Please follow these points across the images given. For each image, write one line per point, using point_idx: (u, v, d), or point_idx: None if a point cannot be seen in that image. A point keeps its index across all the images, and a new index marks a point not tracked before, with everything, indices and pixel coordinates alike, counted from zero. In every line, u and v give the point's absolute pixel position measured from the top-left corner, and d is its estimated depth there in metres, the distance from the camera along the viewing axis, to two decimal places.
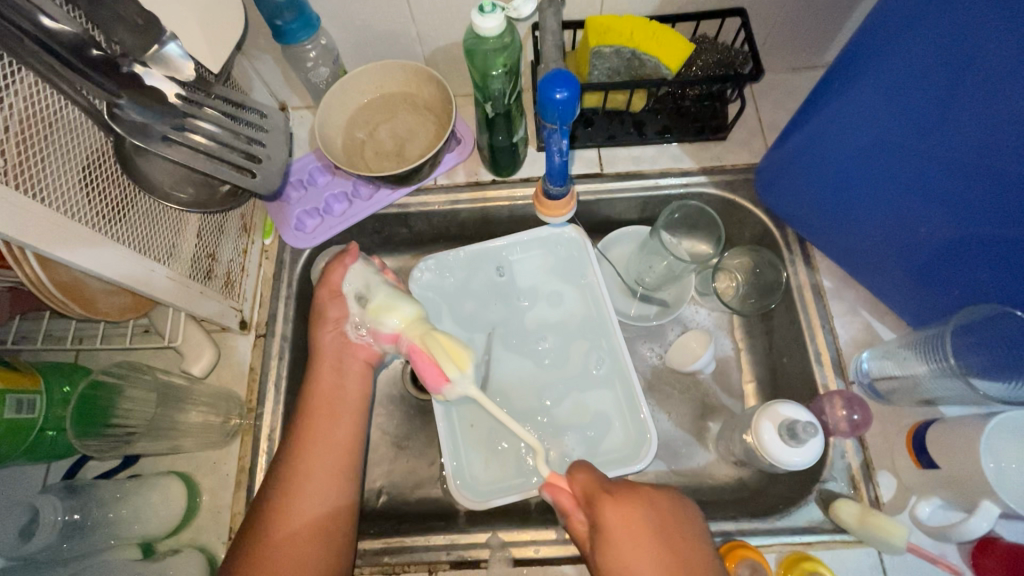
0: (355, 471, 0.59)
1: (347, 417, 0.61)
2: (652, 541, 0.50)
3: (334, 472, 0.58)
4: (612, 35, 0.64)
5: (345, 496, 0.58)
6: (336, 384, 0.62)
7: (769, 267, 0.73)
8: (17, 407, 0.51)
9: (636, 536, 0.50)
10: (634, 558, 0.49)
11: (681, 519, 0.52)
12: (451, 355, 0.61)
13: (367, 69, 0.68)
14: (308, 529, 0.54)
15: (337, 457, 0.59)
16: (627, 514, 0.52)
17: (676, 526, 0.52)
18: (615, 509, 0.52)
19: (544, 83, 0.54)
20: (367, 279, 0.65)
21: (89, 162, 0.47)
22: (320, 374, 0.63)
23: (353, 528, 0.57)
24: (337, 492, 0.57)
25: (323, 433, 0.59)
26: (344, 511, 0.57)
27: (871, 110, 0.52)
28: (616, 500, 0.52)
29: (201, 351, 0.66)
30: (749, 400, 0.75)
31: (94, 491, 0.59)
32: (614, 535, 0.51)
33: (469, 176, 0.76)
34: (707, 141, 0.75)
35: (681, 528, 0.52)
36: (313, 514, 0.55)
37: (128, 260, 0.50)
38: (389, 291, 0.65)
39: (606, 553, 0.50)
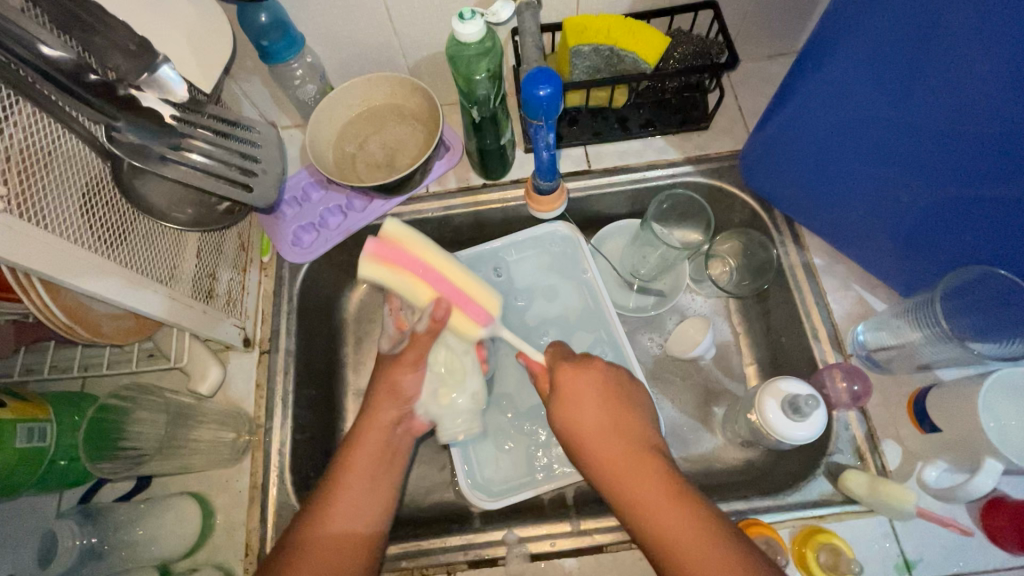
0: (383, 509, 0.59)
1: (389, 464, 0.62)
2: (601, 403, 0.57)
3: (357, 504, 0.58)
4: (589, 33, 0.66)
5: (371, 527, 0.57)
6: (378, 451, 0.62)
7: (760, 247, 0.74)
8: (28, 436, 0.51)
9: (581, 394, 0.57)
10: (579, 413, 0.56)
11: (631, 400, 0.58)
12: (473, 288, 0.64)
13: (354, 81, 0.70)
14: (331, 547, 0.54)
15: (366, 495, 0.59)
16: (580, 374, 0.58)
17: (621, 400, 0.57)
18: (569, 374, 0.58)
19: (527, 82, 0.56)
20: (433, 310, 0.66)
21: (88, 188, 0.48)
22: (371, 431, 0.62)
23: (375, 555, 0.57)
24: (362, 519, 0.57)
25: (353, 475, 0.59)
26: (369, 538, 0.57)
27: (845, 86, 0.53)
28: (571, 367, 0.59)
29: (206, 370, 0.66)
30: (752, 382, 0.76)
31: (110, 514, 0.59)
32: (562, 391, 0.58)
33: (460, 181, 0.77)
34: (690, 131, 0.77)
35: (629, 402, 0.58)
36: (338, 536, 0.55)
37: (132, 284, 0.50)
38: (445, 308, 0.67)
39: (556, 406, 0.58)
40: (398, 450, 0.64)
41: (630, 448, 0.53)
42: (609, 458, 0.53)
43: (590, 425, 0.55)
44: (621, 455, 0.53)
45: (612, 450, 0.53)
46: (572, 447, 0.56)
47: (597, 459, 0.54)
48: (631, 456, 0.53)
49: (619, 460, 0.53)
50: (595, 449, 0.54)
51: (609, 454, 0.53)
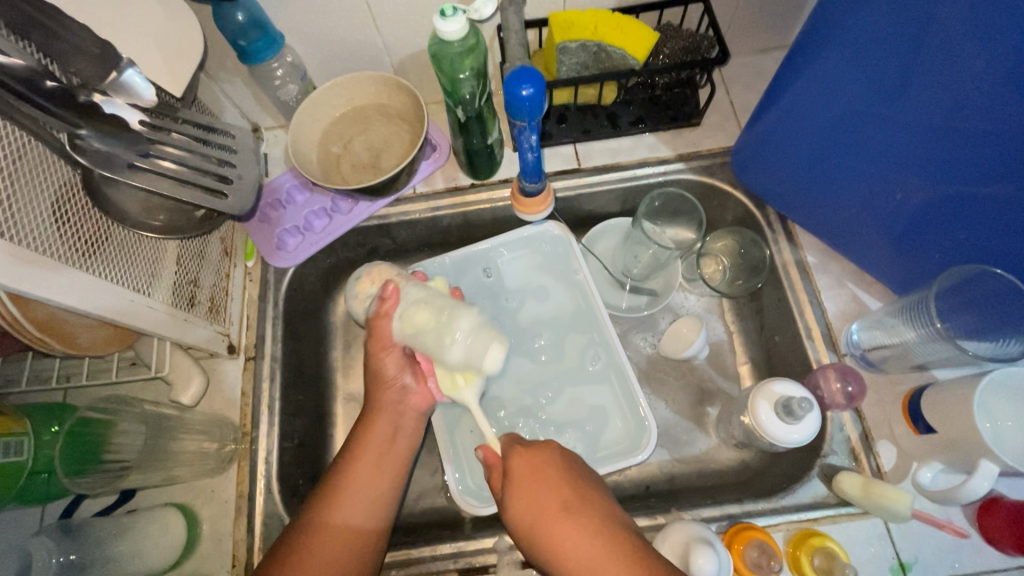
0: (387, 498, 0.60)
1: (392, 458, 0.62)
2: (560, 485, 0.55)
3: (361, 495, 0.59)
4: (576, 29, 0.65)
5: (374, 518, 0.59)
6: (388, 435, 0.63)
7: (754, 244, 0.72)
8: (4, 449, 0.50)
9: (539, 477, 0.56)
10: (536, 503, 0.54)
11: (579, 478, 0.56)
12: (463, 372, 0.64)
13: (337, 81, 0.68)
14: (339, 539, 0.56)
15: (372, 485, 0.60)
16: (534, 461, 0.57)
17: (578, 481, 0.56)
18: (523, 458, 0.57)
19: (510, 80, 0.54)
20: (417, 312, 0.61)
21: (59, 197, 0.47)
22: (377, 419, 0.63)
23: (378, 548, 0.58)
24: (364, 510, 0.58)
25: (360, 466, 0.60)
26: (371, 531, 0.58)
27: (838, 84, 0.52)
28: (524, 452, 0.58)
29: (189, 379, 0.65)
30: (746, 382, 0.75)
31: (90, 530, 0.57)
32: (517, 480, 0.56)
33: (447, 181, 0.76)
34: (682, 128, 0.76)
35: (583, 483, 0.56)
36: (341, 531, 0.56)
37: (109, 294, 0.49)
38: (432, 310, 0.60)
39: (512, 498, 0.55)
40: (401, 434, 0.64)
41: (593, 534, 0.51)
42: (562, 549, 0.51)
43: (546, 512, 0.53)
44: (580, 543, 0.50)
45: (567, 534, 0.51)
46: (534, 543, 0.52)
47: (556, 551, 0.51)
48: (589, 541, 0.50)
49: (586, 550, 0.50)
50: (557, 542, 0.51)
51: (564, 544, 0.51)
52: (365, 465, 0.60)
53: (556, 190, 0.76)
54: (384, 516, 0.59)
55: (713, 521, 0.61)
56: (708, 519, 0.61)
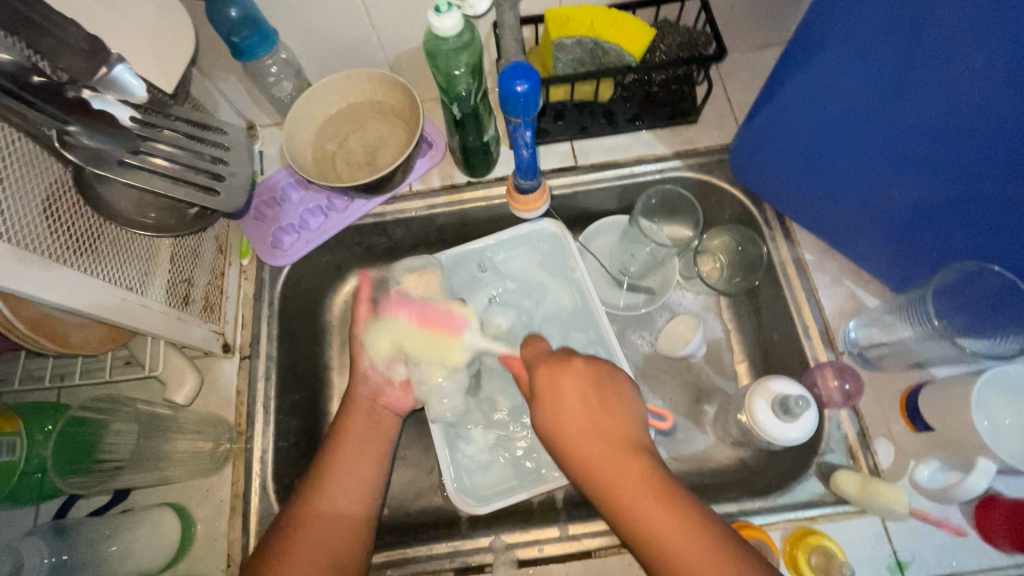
0: (375, 486, 0.59)
1: (376, 447, 0.62)
2: (591, 400, 0.52)
3: (348, 482, 0.58)
4: (573, 25, 0.65)
5: (364, 505, 0.58)
6: (370, 424, 0.63)
7: (751, 243, 0.72)
8: None
9: (565, 393, 0.52)
10: (567, 416, 0.51)
11: (613, 391, 0.53)
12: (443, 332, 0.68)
13: (331, 78, 0.68)
14: (325, 530, 0.54)
15: (356, 472, 0.59)
16: (560, 377, 0.53)
17: (611, 395, 0.52)
18: (549, 375, 0.53)
19: (503, 77, 0.54)
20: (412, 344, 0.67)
21: (49, 195, 0.47)
22: (353, 414, 0.63)
23: (368, 536, 0.56)
24: (353, 498, 0.57)
25: (343, 452, 0.60)
26: (364, 520, 0.57)
27: (835, 80, 0.52)
28: (550, 367, 0.54)
29: (184, 377, 0.65)
30: (743, 380, 0.75)
31: (83, 530, 0.57)
32: (543, 395, 0.53)
33: (444, 179, 0.76)
34: (679, 125, 0.75)
35: (615, 398, 0.52)
36: (333, 519, 0.55)
37: (100, 292, 0.49)
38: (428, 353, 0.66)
39: (541, 404, 0.53)
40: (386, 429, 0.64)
41: (619, 453, 0.49)
42: (591, 464, 0.49)
43: (575, 425, 0.50)
44: (608, 462, 0.49)
45: (593, 450, 0.50)
46: (559, 448, 0.51)
47: (582, 468, 0.50)
48: (615, 462, 0.49)
49: (609, 468, 0.49)
50: (582, 456, 0.50)
51: (591, 461, 0.49)
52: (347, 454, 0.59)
53: (553, 187, 0.75)
54: (373, 504, 0.58)
55: None
56: None
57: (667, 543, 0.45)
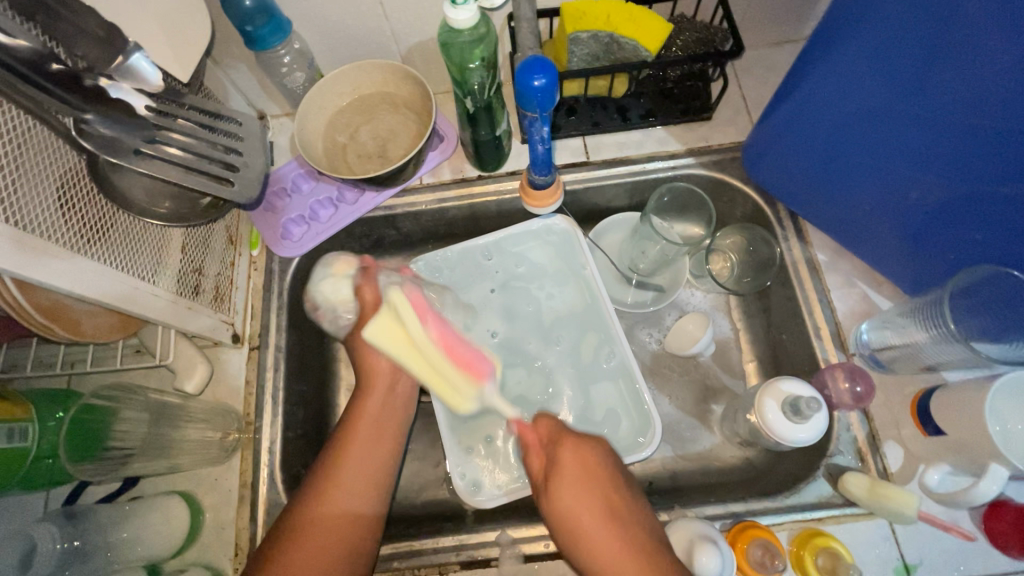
0: (385, 484, 0.61)
1: (383, 440, 0.63)
2: (598, 485, 0.57)
3: (359, 481, 0.59)
4: (587, 19, 0.63)
5: (376, 504, 0.59)
6: (381, 418, 0.64)
7: (763, 243, 0.72)
8: (8, 437, 0.50)
9: (581, 474, 0.58)
10: (577, 504, 0.56)
11: (623, 485, 0.58)
12: (443, 386, 0.58)
13: (344, 69, 0.68)
14: (339, 522, 0.56)
15: (370, 475, 0.60)
16: (581, 458, 0.59)
17: (620, 486, 0.57)
18: (572, 453, 0.59)
19: (521, 71, 0.53)
20: (391, 328, 0.57)
21: (65, 183, 0.47)
22: (369, 400, 0.63)
23: (378, 541, 0.58)
24: (365, 499, 0.58)
25: (356, 447, 0.60)
26: (377, 523, 0.58)
27: (856, 77, 0.51)
28: (573, 443, 0.60)
29: (193, 366, 0.65)
30: (751, 379, 0.75)
31: (93, 516, 0.58)
32: (564, 472, 0.58)
33: (454, 172, 0.75)
34: (693, 122, 0.75)
35: (625, 492, 0.57)
36: (343, 518, 0.56)
37: (114, 281, 0.49)
38: (414, 355, 0.57)
39: (554, 491, 0.57)
40: (393, 428, 0.64)
41: (622, 539, 0.53)
42: (599, 548, 0.53)
43: (583, 509, 0.55)
44: (619, 550, 0.52)
45: (606, 536, 0.54)
46: (569, 539, 0.55)
47: (592, 549, 0.53)
48: (627, 550, 0.52)
49: (618, 554, 0.52)
50: (591, 542, 0.54)
51: (603, 543, 0.53)
52: (359, 454, 0.60)
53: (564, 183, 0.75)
54: (382, 505, 0.60)
55: (716, 519, 0.61)
56: (711, 517, 0.61)
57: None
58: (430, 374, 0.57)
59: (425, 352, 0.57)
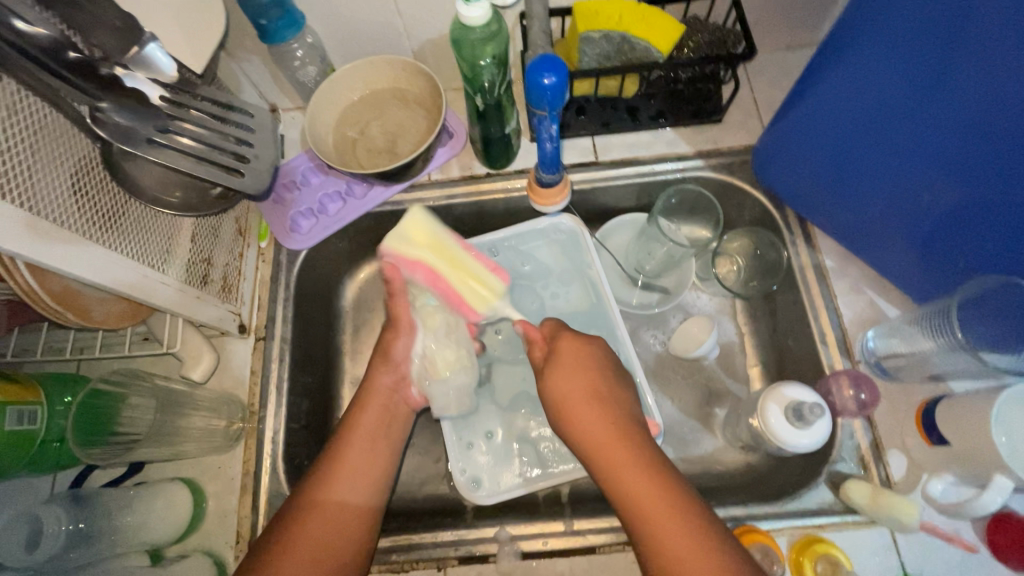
0: (384, 478, 0.61)
1: (385, 441, 0.63)
2: (591, 372, 0.61)
3: (359, 473, 0.59)
4: (600, 19, 0.63)
5: (374, 498, 0.60)
6: (381, 419, 0.64)
7: (770, 247, 0.72)
8: (19, 419, 0.51)
9: (575, 361, 0.62)
10: (567, 388, 0.60)
11: (615, 374, 0.62)
12: (473, 286, 0.65)
13: (356, 64, 0.68)
14: (336, 514, 0.56)
15: (369, 471, 0.60)
16: (578, 348, 0.62)
17: (610, 375, 0.61)
18: (570, 341, 0.63)
19: (531, 69, 0.53)
20: (420, 227, 0.62)
21: (78, 169, 0.48)
22: (370, 407, 0.64)
23: (373, 533, 0.58)
24: (365, 490, 0.59)
25: (356, 444, 0.61)
26: (375, 517, 0.59)
27: (869, 77, 0.50)
28: (571, 334, 0.63)
29: (199, 355, 0.65)
30: (755, 384, 0.74)
31: (100, 500, 0.58)
32: (561, 359, 0.62)
33: (463, 169, 0.76)
34: (702, 123, 0.75)
35: (615, 381, 0.61)
36: (341, 510, 0.56)
37: (123, 267, 0.49)
38: (442, 256, 0.63)
39: (551, 376, 0.62)
40: (395, 425, 0.65)
41: (606, 417, 0.58)
42: (584, 424, 0.58)
43: (572, 393, 0.60)
44: (601, 431, 0.57)
45: (589, 415, 0.58)
46: (563, 418, 0.60)
47: (579, 425, 0.58)
48: (608, 431, 0.57)
49: (599, 431, 0.57)
50: (577, 421, 0.58)
51: (587, 423, 0.58)
52: (355, 452, 0.60)
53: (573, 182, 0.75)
54: (381, 500, 0.60)
55: None
56: None
57: (636, 492, 0.52)
58: (462, 272, 0.64)
59: (452, 249, 0.64)
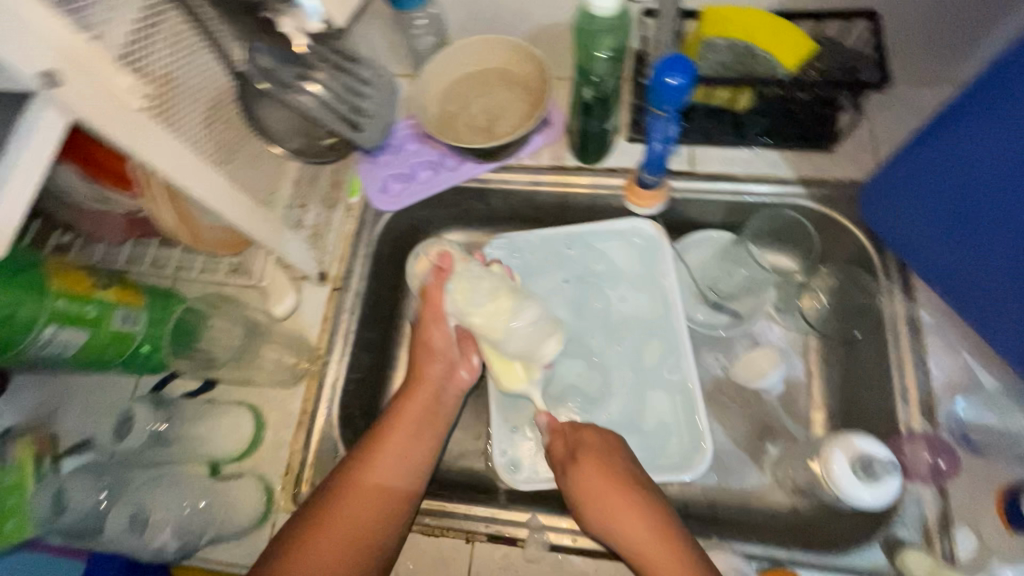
0: (423, 465, 0.62)
1: (430, 427, 0.64)
2: (619, 466, 0.58)
3: (402, 460, 0.60)
4: (728, 26, 0.63)
5: (414, 483, 0.61)
6: (424, 409, 0.64)
7: (860, 290, 0.69)
8: (123, 320, 0.57)
9: (599, 454, 0.58)
10: (598, 486, 0.56)
11: (633, 466, 0.59)
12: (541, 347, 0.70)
13: (470, 41, 0.70)
14: (374, 496, 0.57)
15: (409, 457, 0.61)
16: (600, 441, 0.60)
17: (634, 470, 0.58)
18: (591, 435, 0.60)
19: (661, 67, 0.52)
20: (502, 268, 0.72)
21: (216, 103, 0.52)
22: (414, 397, 0.64)
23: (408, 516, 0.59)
24: (407, 478, 0.60)
25: (396, 432, 0.61)
26: (413, 501, 0.60)
27: (1015, 135, 0.47)
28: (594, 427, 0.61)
29: (284, 293, 0.68)
30: (815, 430, 0.70)
31: (176, 407, 0.65)
32: (584, 453, 0.59)
33: (554, 159, 0.76)
34: (811, 149, 0.71)
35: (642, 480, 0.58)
36: (379, 491, 0.58)
37: (236, 201, 0.53)
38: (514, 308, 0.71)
39: (578, 466, 0.58)
40: (441, 415, 0.66)
41: (637, 509, 0.55)
42: (617, 519, 0.54)
43: (597, 487, 0.56)
44: (637, 526, 0.53)
45: (617, 509, 0.55)
46: (588, 513, 0.56)
47: (608, 518, 0.55)
48: (644, 525, 0.53)
49: (633, 528, 0.54)
50: (607, 514, 0.55)
51: (619, 520, 0.54)
52: (396, 439, 0.61)
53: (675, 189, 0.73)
54: (419, 485, 0.61)
55: (754, 559, 0.60)
56: (749, 557, 0.60)
57: None
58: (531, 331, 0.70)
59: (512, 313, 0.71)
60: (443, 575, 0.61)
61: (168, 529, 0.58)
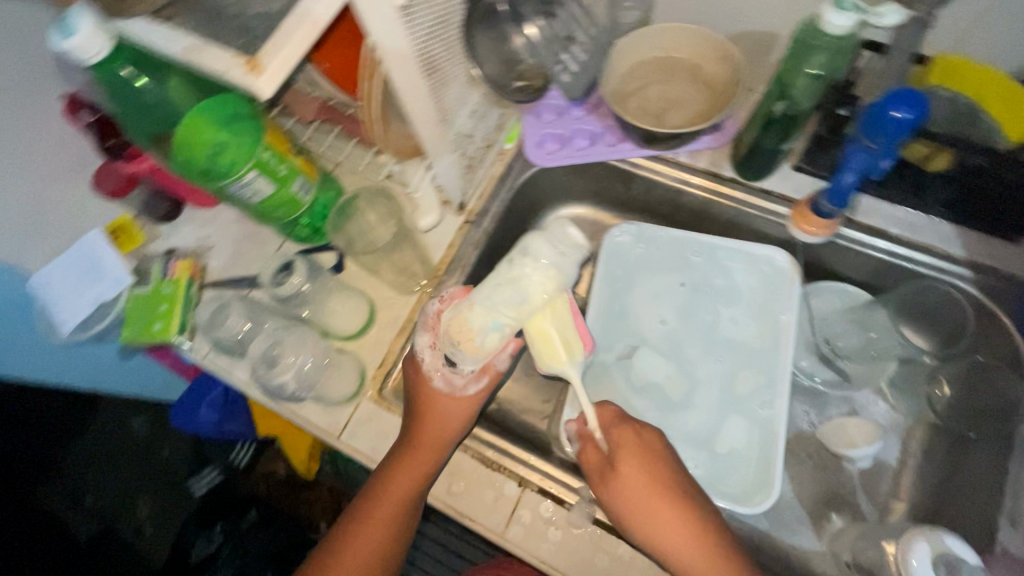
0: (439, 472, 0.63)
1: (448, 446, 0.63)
2: (661, 476, 0.58)
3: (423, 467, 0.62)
4: (960, 81, 0.61)
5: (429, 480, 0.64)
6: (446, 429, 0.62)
7: (992, 392, 0.65)
8: (301, 188, 0.64)
9: (638, 464, 0.58)
10: (639, 496, 0.57)
11: (672, 469, 0.59)
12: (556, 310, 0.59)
13: (671, 26, 0.69)
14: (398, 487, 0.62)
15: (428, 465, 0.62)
16: (636, 446, 0.59)
17: (681, 476, 0.59)
18: (627, 439, 0.59)
19: (889, 97, 0.50)
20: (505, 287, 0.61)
21: (446, 17, 0.55)
22: (436, 419, 0.62)
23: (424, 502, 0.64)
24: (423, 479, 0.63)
25: (422, 443, 0.62)
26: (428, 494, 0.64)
27: None
28: (629, 430, 0.60)
29: (428, 208, 0.74)
30: (891, 517, 0.67)
31: (323, 276, 0.73)
32: (625, 459, 0.58)
33: (711, 164, 0.75)
34: (993, 237, 0.66)
35: (685, 492, 0.58)
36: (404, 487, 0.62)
37: (425, 110, 0.57)
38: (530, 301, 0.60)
39: (617, 477, 0.58)
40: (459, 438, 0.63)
41: (686, 523, 0.56)
42: (666, 535, 0.56)
43: (642, 497, 0.57)
44: (688, 542, 0.55)
45: (667, 520, 0.56)
46: (630, 526, 0.57)
47: (655, 535, 0.56)
48: (692, 540, 0.55)
49: (685, 543, 0.55)
50: (654, 529, 0.56)
51: (671, 540, 0.55)
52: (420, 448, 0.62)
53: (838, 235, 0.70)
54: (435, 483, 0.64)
55: None
56: None
57: None
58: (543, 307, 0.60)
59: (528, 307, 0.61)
60: (485, 506, 0.63)
61: (291, 373, 0.68)
